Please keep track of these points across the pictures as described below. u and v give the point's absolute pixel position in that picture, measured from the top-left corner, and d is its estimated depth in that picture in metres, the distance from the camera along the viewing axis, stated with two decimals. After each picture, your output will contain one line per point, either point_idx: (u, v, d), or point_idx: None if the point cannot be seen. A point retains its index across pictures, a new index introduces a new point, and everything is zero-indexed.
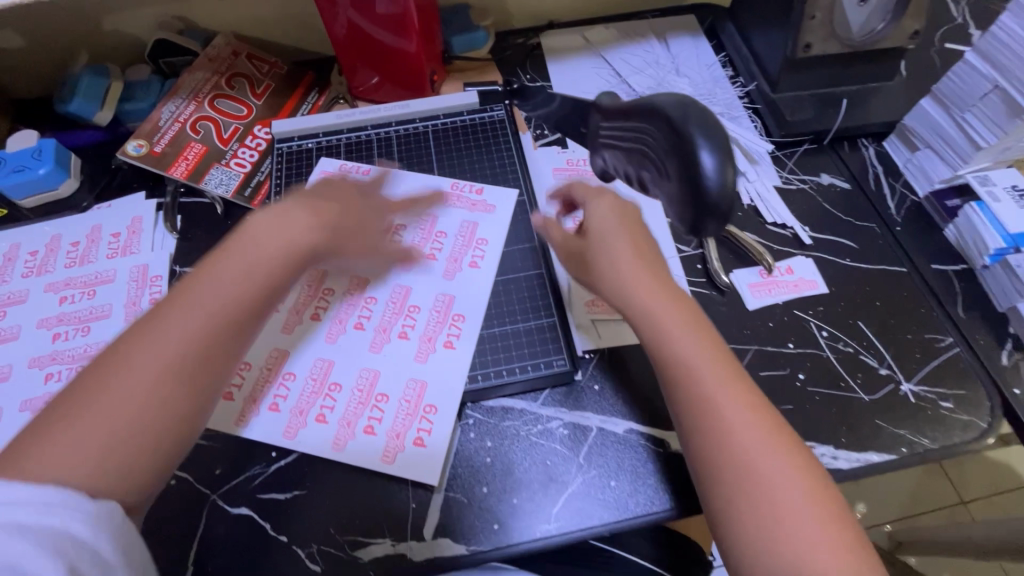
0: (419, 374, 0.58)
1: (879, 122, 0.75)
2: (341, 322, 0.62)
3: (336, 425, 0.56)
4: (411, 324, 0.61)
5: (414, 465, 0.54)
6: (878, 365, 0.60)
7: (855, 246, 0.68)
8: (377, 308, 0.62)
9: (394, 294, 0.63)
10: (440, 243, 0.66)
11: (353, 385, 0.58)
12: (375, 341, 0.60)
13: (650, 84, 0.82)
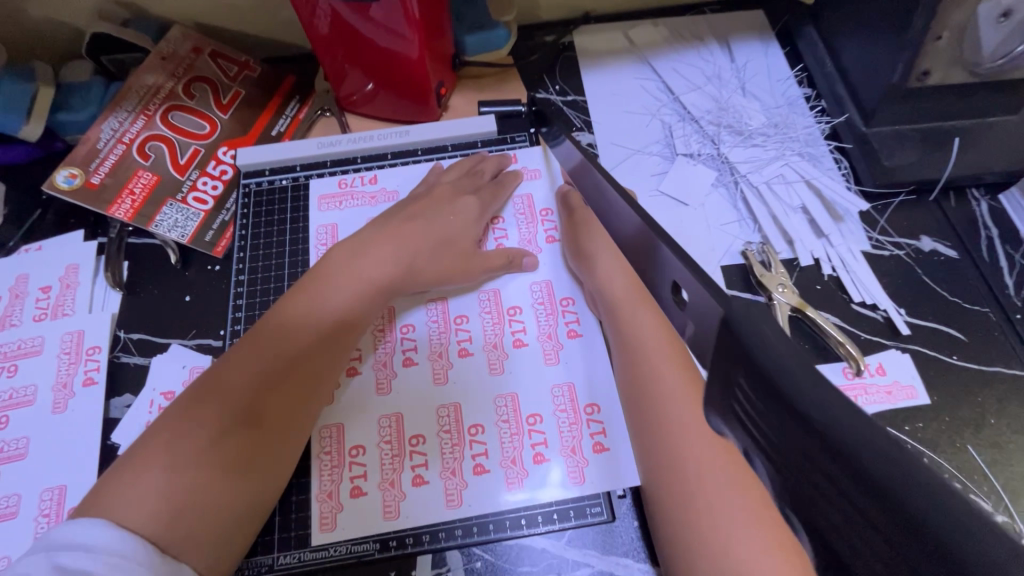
0: (558, 379, 0.51)
1: (999, 171, 0.60)
2: (438, 355, 0.53)
3: (501, 467, 0.48)
4: (526, 340, 0.53)
5: (484, 499, 0.47)
6: (994, 509, 0.48)
7: (962, 337, 0.55)
8: (470, 345, 0.53)
9: (480, 331, 0.54)
10: (466, 331, 0.54)
11: (378, 439, 0.49)
12: (432, 373, 0.52)
13: (710, 106, 0.66)
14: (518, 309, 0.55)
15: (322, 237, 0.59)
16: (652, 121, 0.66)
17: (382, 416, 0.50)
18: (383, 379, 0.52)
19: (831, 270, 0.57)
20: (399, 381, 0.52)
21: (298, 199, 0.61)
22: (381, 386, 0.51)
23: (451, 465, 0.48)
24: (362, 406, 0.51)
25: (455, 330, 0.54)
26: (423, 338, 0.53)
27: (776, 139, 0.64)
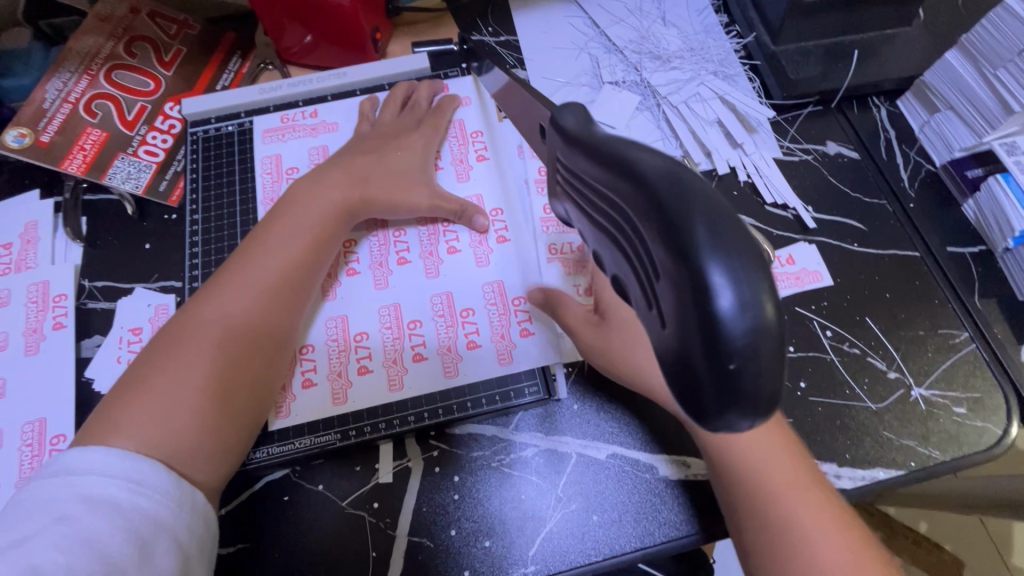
0: (491, 276, 0.56)
1: (894, 78, 0.65)
2: (382, 265, 0.57)
3: (438, 355, 0.53)
4: (459, 245, 0.58)
5: (422, 380, 0.52)
6: (887, 368, 0.54)
7: (862, 227, 0.60)
8: (407, 256, 0.57)
9: (415, 241, 0.58)
10: (405, 245, 0.58)
11: (326, 338, 0.54)
12: (376, 278, 0.56)
13: (633, 36, 0.70)
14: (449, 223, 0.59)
15: (268, 167, 0.63)
16: (580, 55, 0.70)
17: (331, 318, 0.55)
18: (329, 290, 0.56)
19: (746, 177, 0.63)
20: (348, 290, 0.56)
21: (245, 142, 0.64)
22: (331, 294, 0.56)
23: (394, 355, 0.53)
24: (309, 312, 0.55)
25: (396, 245, 0.58)
26: (366, 252, 0.58)
27: (693, 62, 0.68)
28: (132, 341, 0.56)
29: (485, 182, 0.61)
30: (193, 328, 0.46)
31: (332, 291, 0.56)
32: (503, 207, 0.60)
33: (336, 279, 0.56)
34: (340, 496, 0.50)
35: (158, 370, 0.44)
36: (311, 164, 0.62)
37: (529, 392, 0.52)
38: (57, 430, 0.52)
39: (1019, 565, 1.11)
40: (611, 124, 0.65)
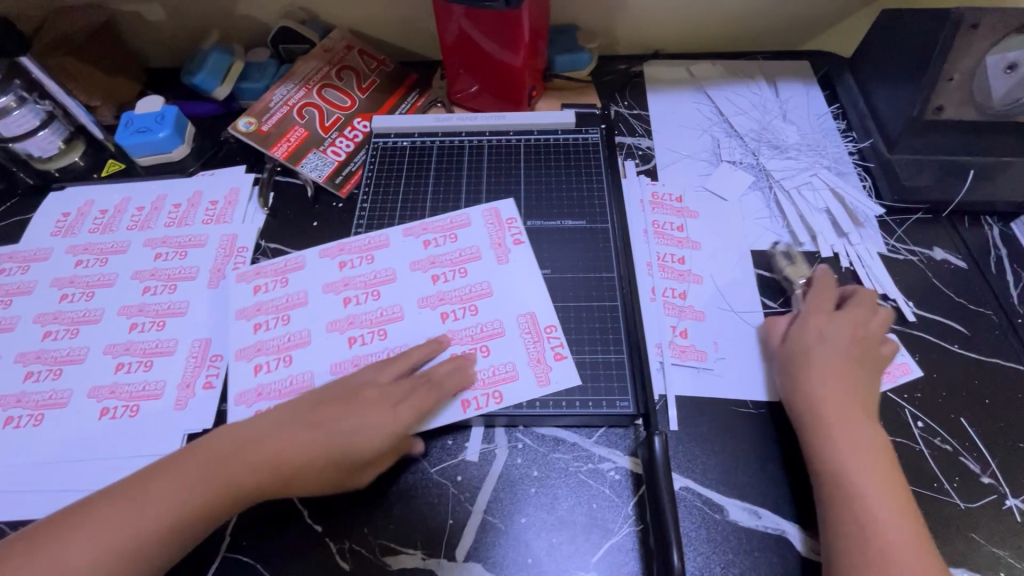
0: (502, 358, 0.59)
1: (1010, 201, 0.68)
2: (441, 299, 0.63)
3: (530, 378, 0.57)
4: (481, 308, 0.62)
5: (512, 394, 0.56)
6: (980, 471, 0.53)
7: (966, 331, 0.62)
8: (452, 300, 0.62)
9: (461, 294, 0.63)
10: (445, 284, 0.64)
11: (480, 322, 0.60)
12: (427, 299, 0.63)
13: (754, 127, 0.79)
14: (489, 293, 0.63)
15: (490, 220, 0.69)
16: (703, 135, 0.79)
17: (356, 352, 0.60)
18: (352, 330, 0.61)
19: (848, 264, 0.67)
20: (390, 326, 0.61)
21: (411, 156, 0.76)
22: (395, 315, 0.62)
23: (497, 384, 0.57)
24: (330, 336, 0.61)
25: (437, 301, 0.63)
26: (434, 284, 0.64)
27: (809, 156, 0.75)
28: (268, 290, 0.65)
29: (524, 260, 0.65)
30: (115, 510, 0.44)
31: (376, 334, 0.61)
32: (534, 310, 0.61)
33: (372, 320, 0.62)
34: (429, 463, 0.55)
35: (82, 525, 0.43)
36: (495, 232, 0.67)
37: (618, 403, 0.56)
38: (217, 350, 0.62)
39: None
40: (725, 196, 0.72)
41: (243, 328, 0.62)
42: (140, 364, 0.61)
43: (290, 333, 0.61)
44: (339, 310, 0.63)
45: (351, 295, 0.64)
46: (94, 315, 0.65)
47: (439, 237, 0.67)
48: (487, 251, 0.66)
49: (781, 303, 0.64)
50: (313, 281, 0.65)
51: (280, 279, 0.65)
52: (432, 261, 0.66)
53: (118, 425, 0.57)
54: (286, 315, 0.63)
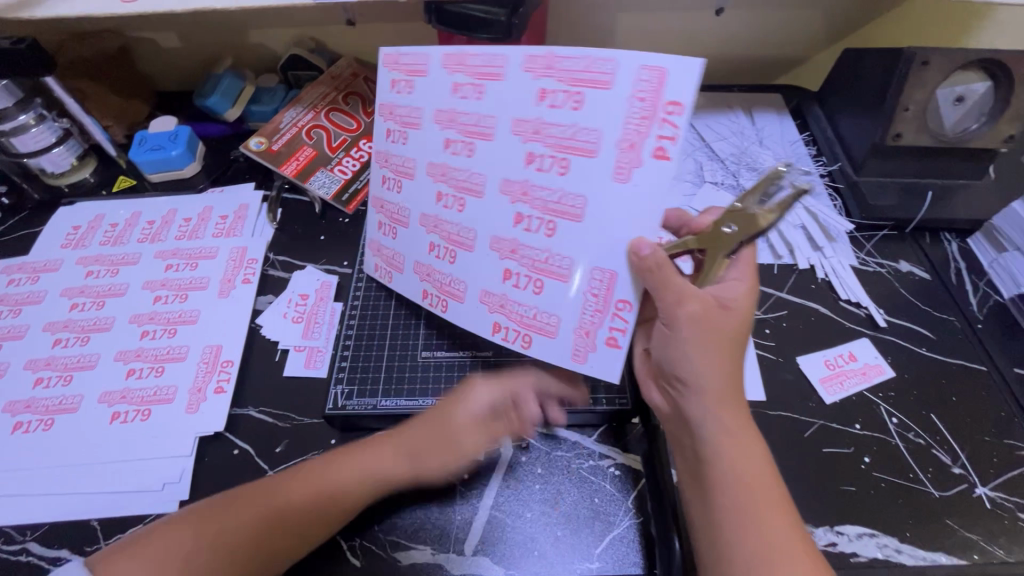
0: (549, 306, 0.53)
1: (966, 218, 0.75)
2: (527, 196, 0.52)
3: (601, 345, 0.52)
4: (560, 231, 0.51)
5: (607, 362, 0.52)
6: (951, 463, 0.57)
7: (931, 335, 0.67)
8: (548, 138, 0.50)
9: (547, 198, 0.51)
10: (535, 193, 0.52)
11: (585, 287, 0.51)
12: (515, 218, 0.53)
13: (733, 151, 0.85)
14: (593, 154, 0.48)
15: (644, 87, 0.46)
16: (687, 158, 0.85)
17: (427, 287, 0.60)
18: (442, 183, 0.57)
19: (823, 275, 0.72)
20: (460, 253, 0.57)
21: None
22: (456, 293, 0.58)
23: (587, 327, 0.52)
24: (427, 182, 0.58)
25: (521, 196, 0.52)
26: (527, 165, 0.52)
27: None
28: (399, 88, 0.60)
29: (648, 195, 0.47)
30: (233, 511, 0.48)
31: (450, 237, 0.58)
32: (620, 271, 0.50)
33: (454, 178, 0.56)
34: None
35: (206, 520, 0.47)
36: (634, 121, 0.46)
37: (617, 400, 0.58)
38: (228, 356, 0.64)
39: None
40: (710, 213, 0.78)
41: (377, 175, 0.63)
42: (152, 370, 0.63)
43: (403, 158, 0.60)
44: (422, 242, 0.60)
45: (451, 137, 0.56)
46: (105, 322, 0.67)
47: (568, 105, 0.49)
48: (609, 153, 0.47)
49: (764, 310, 0.69)
50: (439, 79, 0.56)
51: (414, 108, 0.59)
52: (537, 133, 0.51)
53: (133, 429, 0.59)
54: (400, 182, 0.61)
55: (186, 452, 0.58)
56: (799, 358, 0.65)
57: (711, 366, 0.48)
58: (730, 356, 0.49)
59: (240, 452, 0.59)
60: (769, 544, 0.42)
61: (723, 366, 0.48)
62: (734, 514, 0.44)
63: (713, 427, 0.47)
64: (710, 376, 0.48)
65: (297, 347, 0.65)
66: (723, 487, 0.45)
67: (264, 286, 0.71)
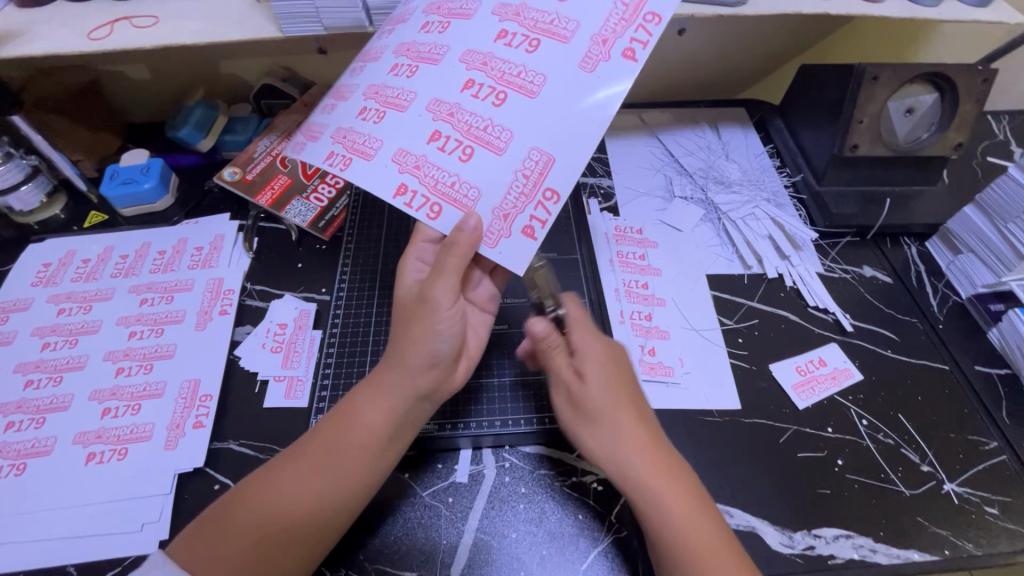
0: (475, 178, 0.46)
1: (923, 223, 0.78)
2: (486, 66, 0.48)
3: (520, 234, 0.48)
4: (509, 101, 0.47)
5: (520, 253, 0.48)
6: (920, 461, 0.59)
7: (896, 337, 0.70)
8: (526, 22, 0.49)
9: (504, 69, 0.48)
10: (486, 73, 0.48)
11: (519, 166, 0.47)
12: (440, 108, 0.47)
13: (701, 165, 0.88)
14: (565, 40, 0.48)
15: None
16: (657, 174, 0.87)
17: (338, 147, 0.48)
18: (370, 100, 0.50)
19: (791, 283, 0.75)
20: (391, 113, 0.48)
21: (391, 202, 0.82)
22: (366, 152, 0.47)
23: (508, 210, 0.47)
24: (357, 99, 0.50)
25: (480, 64, 0.48)
26: (494, 40, 0.49)
27: (751, 190, 0.84)
28: (383, 34, 0.55)
29: (615, 82, 0.48)
30: (280, 483, 0.49)
31: (377, 114, 0.49)
32: (557, 158, 0.47)
33: (388, 97, 0.49)
34: (421, 487, 0.58)
35: (254, 496, 0.48)
36: (615, 19, 0.49)
37: None
38: (206, 390, 0.63)
39: None
40: (680, 227, 0.80)
41: (322, 104, 0.54)
42: (128, 407, 0.62)
43: (353, 80, 0.53)
44: (349, 116, 0.50)
45: (399, 62, 0.50)
46: (79, 361, 0.66)
47: (523, 48, 0.48)
48: (582, 42, 0.48)
49: (736, 320, 0.71)
50: (423, 1, 0.54)
51: (382, 45, 0.54)
52: (517, 16, 0.49)
53: (110, 469, 0.58)
54: (364, 62, 0.54)
55: (165, 490, 0.57)
56: (770, 366, 0.67)
57: (606, 389, 0.54)
58: (619, 382, 0.55)
59: (221, 487, 0.58)
60: (691, 544, 0.48)
61: (615, 390, 0.54)
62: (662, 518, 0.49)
63: (619, 445, 0.52)
64: (607, 400, 0.54)
65: (276, 377, 0.65)
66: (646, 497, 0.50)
67: (240, 316, 0.70)
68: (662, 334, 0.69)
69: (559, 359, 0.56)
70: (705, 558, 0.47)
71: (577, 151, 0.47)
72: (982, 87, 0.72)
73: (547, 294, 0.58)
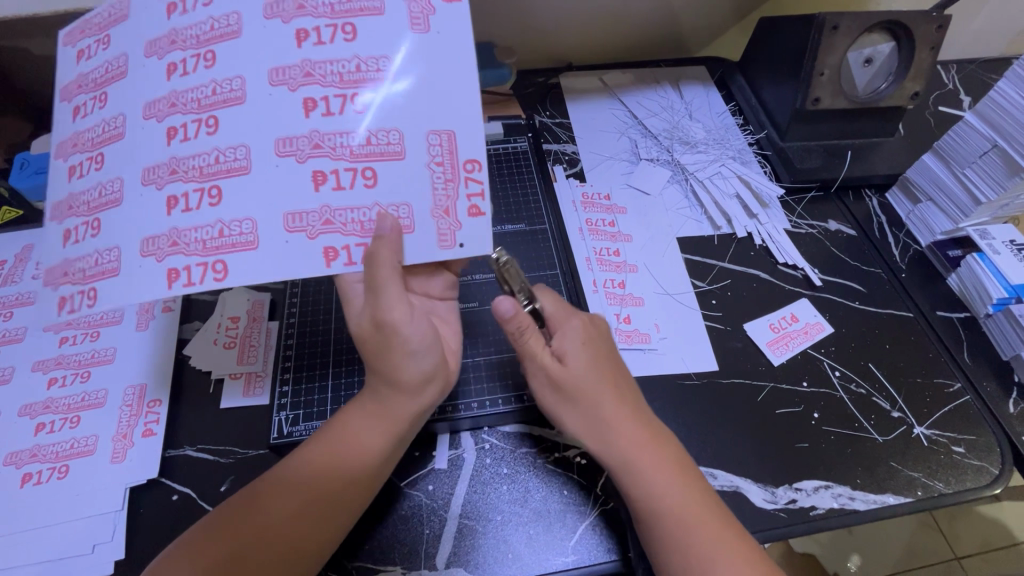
0: (393, 195, 0.48)
1: (884, 174, 0.79)
2: (312, 78, 0.46)
3: (467, 218, 0.50)
4: (374, 104, 0.47)
5: (476, 236, 0.50)
6: (890, 407, 0.61)
7: (863, 289, 0.70)
8: (319, 10, 0.47)
9: (339, 70, 0.47)
10: (329, 77, 0.46)
11: (427, 159, 0.48)
12: (286, 137, 0.46)
13: (665, 126, 0.86)
14: (379, 13, 0.47)
15: None
16: (622, 137, 0.85)
17: (190, 258, 0.45)
18: (173, 185, 0.46)
19: (760, 241, 0.74)
20: (224, 181, 0.45)
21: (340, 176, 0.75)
22: (246, 242, 0.45)
23: (445, 206, 0.49)
24: (146, 195, 0.46)
25: (305, 75, 0.46)
26: (299, 45, 0.46)
27: (716, 149, 0.83)
28: (78, 162, 0.47)
29: None
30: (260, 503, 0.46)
31: (211, 196, 0.45)
32: (456, 130, 0.48)
33: (210, 171, 0.45)
34: (398, 477, 0.55)
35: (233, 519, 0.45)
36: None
37: None
38: (154, 395, 0.58)
39: (968, 557, 1.15)
40: (648, 190, 0.78)
41: (55, 233, 0.47)
42: (65, 421, 0.57)
43: (102, 182, 0.47)
44: (162, 222, 0.45)
45: (178, 125, 0.46)
46: (4, 374, 0.59)
47: (338, 37, 0.47)
48: (397, 7, 0.48)
49: (709, 282, 0.70)
50: (132, 40, 0.47)
51: (104, 121, 0.47)
52: (301, 10, 0.47)
53: (50, 490, 0.53)
54: (102, 154, 0.47)
55: (116, 506, 0.52)
56: (745, 325, 0.66)
57: (588, 369, 0.52)
58: (597, 356, 0.53)
59: (180, 497, 0.54)
60: (683, 511, 0.48)
61: (595, 366, 0.53)
62: (653, 489, 0.49)
63: (602, 421, 0.51)
64: (588, 378, 0.52)
65: (232, 375, 0.60)
66: (634, 471, 0.49)
67: (175, 314, 0.63)
68: (637, 302, 0.67)
69: (534, 340, 0.53)
70: (694, 526, 0.47)
71: (466, 121, 0.49)
72: (936, 34, 0.72)
73: (516, 288, 0.54)
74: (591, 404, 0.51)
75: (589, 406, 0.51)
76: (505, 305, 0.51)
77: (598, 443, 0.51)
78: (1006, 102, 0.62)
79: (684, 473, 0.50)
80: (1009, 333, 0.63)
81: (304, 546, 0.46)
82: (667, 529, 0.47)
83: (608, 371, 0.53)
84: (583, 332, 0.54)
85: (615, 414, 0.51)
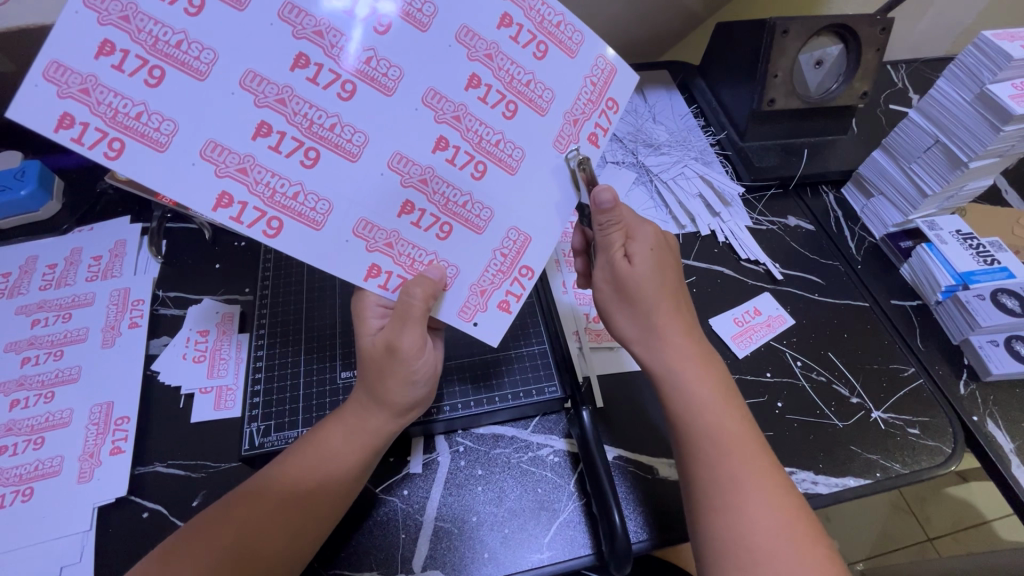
0: (450, 254, 0.49)
1: (839, 170, 0.82)
2: (458, 123, 0.46)
3: (498, 306, 0.51)
4: (488, 175, 0.48)
5: (494, 322, 0.52)
6: (849, 394, 0.63)
7: (821, 281, 0.73)
8: (501, 75, 0.47)
9: (479, 134, 0.47)
10: (470, 129, 0.47)
11: (496, 246, 0.50)
12: (400, 163, 0.46)
13: (630, 130, 0.88)
14: (541, 112, 0.48)
15: (595, 77, 0.50)
16: None
17: (251, 197, 0.42)
18: (271, 112, 0.42)
19: (723, 238, 0.76)
20: (328, 153, 0.44)
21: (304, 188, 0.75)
22: (311, 219, 0.44)
23: (485, 287, 0.51)
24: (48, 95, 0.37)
25: (451, 119, 0.46)
26: (465, 90, 0.46)
27: (679, 150, 0.85)
28: None
29: None
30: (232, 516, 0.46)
31: (305, 155, 0.43)
32: (533, 237, 0.50)
33: (318, 131, 0.43)
34: (373, 484, 0.55)
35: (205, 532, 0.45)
36: (584, 101, 0.50)
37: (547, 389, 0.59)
38: (122, 412, 0.57)
39: (939, 537, 1.19)
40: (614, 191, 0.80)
41: None
42: (29, 443, 0.55)
43: (148, 106, 0.39)
44: (242, 143, 0.41)
45: (275, 128, 0.42)
46: None
47: (499, 110, 0.47)
48: (556, 118, 0.49)
49: None
50: None
51: (187, 38, 0.39)
52: (489, 59, 0.46)
53: (12, 514, 0.52)
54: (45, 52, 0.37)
55: (84, 527, 0.52)
56: (710, 320, 0.68)
57: (654, 273, 0.52)
58: (665, 267, 0.53)
59: (150, 515, 0.53)
60: (722, 431, 0.47)
61: (662, 274, 0.52)
62: (701, 398, 0.49)
63: (656, 324, 0.52)
64: (652, 285, 0.52)
65: (202, 389, 0.60)
66: (682, 384, 0.50)
67: (140, 331, 0.63)
68: None
69: (613, 237, 0.52)
70: (734, 444, 0.46)
71: (548, 228, 0.51)
72: (881, 37, 0.75)
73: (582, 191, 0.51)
74: (652, 308, 0.52)
75: (651, 308, 0.52)
76: (604, 196, 0.48)
77: (650, 349, 0.52)
78: (945, 100, 0.65)
79: (729, 393, 0.50)
80: (957, 318, 0.66)
81: (275, 556, 0.45)
82: (702, 444, 0.47)
83: (672, 286, 0.53)
84: (655, 249, 0.53)
85: (671, 322, 0.52)
